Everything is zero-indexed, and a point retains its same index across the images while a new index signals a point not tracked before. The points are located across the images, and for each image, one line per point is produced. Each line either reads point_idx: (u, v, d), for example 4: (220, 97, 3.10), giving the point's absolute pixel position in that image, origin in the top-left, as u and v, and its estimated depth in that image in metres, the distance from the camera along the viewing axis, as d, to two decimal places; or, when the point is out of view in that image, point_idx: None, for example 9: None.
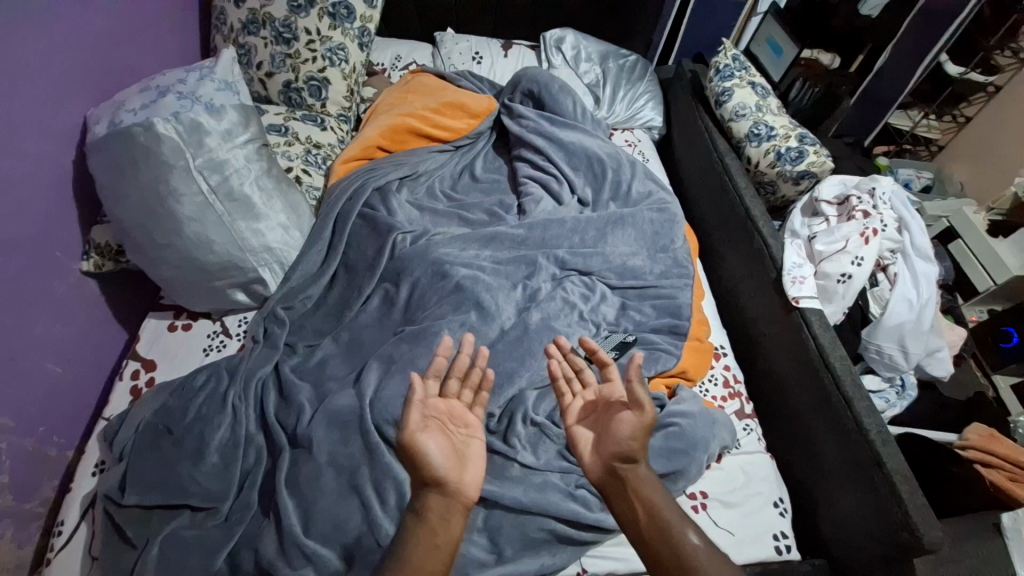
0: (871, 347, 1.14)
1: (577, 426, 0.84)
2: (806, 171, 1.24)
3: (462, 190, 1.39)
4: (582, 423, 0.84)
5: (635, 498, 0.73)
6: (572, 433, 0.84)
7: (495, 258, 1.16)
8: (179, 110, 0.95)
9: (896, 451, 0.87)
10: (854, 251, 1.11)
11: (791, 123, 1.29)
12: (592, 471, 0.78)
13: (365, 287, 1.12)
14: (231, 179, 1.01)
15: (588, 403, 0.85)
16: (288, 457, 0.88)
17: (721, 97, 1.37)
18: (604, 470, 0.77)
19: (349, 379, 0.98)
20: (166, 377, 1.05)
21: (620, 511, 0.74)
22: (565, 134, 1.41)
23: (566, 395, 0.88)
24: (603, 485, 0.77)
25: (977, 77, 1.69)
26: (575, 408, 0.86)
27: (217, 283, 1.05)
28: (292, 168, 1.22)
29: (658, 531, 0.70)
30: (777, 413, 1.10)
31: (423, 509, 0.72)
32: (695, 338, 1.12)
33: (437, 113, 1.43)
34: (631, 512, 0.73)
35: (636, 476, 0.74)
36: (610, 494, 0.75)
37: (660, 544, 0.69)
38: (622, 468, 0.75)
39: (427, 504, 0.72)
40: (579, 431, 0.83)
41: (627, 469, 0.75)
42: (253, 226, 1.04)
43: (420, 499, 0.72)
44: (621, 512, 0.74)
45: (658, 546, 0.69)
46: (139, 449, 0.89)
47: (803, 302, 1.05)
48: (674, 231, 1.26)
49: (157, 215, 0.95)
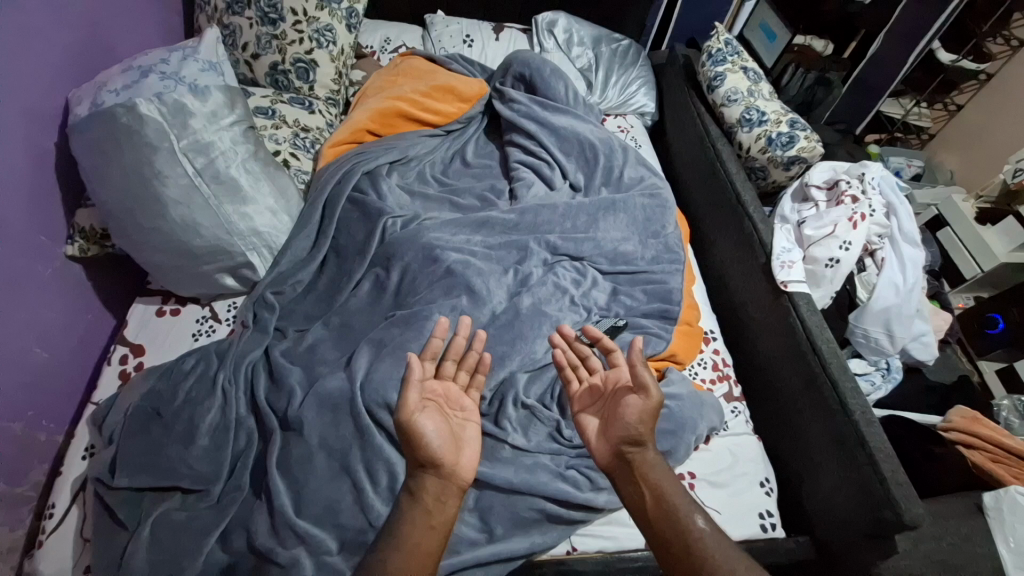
0: (858, 331, 1.14)
1: (584, 413, 0.86)
2: (796, 156, 1.24)
3: (453, 175, 1.37)
4: (590, 409, 0.86)
5: (642, 482, 0.75)
6: (579, 420, 0.86)
7: (486, 243, 1.16)
8: (163, 91, 0.93)
9: (880, 432, 0.88)
10: (842, 235, 1.10)
11: (782, 108, 1.28)
12: (600, 456, 0.81)
13: (356, 272, 1.11)
14: (217, 162, 0.99)
15: (595, 389, 0.87)
16: (279, 440, 0.88)
17: (714, 82, 1.36)
18: (613, 456, 0.79)
19: (340, 363, 0.97)
20: (155, 362, 1.04)
21: (627, 493, 0.76)
22: (556, 119, 1.40)
23: (573, 383, 0.91)
24: (610, 470, 0.79)
25: (969, 64, 1.68)
26: (582, 394, 0.88)
27: (205, 267, 1.04)
28: (279, 152, 1.20)
29: (664, 513, 0.72)
30: (764, 396, 1.11)
31: (419, 490, 0.73)
32: (684, 323, 1.13)
33: (428, 98, 1.41)
34: (639, 495, 0.75)
35: (643, 460, 0.77)
36: (618, 478, 0.78)
37: (668, 528, 0.71)
38: (630, 452, 0.78)
39: (423, 486, 0.73)
40: (586, 417, 0.85)
41: (635, 453, 0.77)
42: (241, 211, 1.03)
43: (415, 480, 0.73)
44: (628, 494, 0.76)
45: (664, 529, 0.71)
46: (129, 433, 0.88)
47: (791, 286, 1.05)
48: (665, 217, 1.26)
49: (141, 197, 0.93)
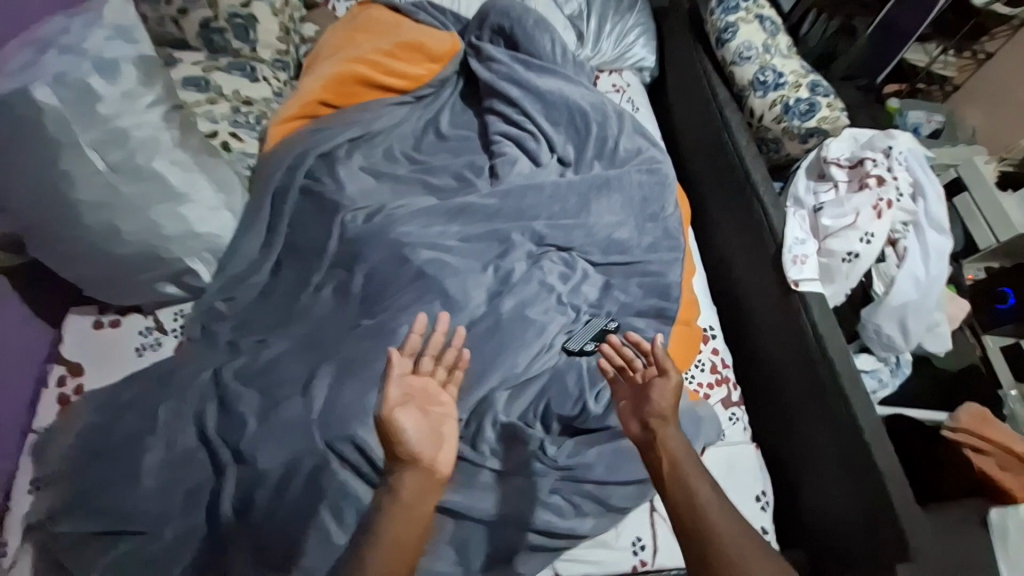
0: (869, 327, 1.01)
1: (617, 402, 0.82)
2: (815, 128, 1.09)
3: (425, 150, 1.20)
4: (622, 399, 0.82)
5: (659, 451, 0.72)
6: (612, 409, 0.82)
7: (463, 235, 1.04)
8: (66, 70, 0.76)
9: (888, 447, 0.82)
10: (864, 226, 0.98)
11: (801, 69, 1.14)
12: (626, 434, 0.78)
13: (315, 274, 0.99)
14: (137, 156, 0.84)
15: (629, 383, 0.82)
16: (233, 475, 0.81)
17: (724, 34, 1.20)
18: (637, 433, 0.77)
19: (300, 384, 0.88)
20: (96, 384, 0.94)
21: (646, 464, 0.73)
22: (541, 80, 1.22)
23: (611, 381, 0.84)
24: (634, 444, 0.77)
25: (1001, 9, 1.39)
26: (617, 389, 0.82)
27: (143, 277, 0.92)
28: (216, 133, 1.04)
29: (676, 480, 0.69)
30: (765, 401, 1.04)
31: (398, 486, 0.69)
32: (683, 322, 1.02)
33: (390, 57, 1.21)
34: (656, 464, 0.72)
35: (664, 435, 0.74)
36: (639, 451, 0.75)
37: (679, 495, 0.68)
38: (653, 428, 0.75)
39: (403, 482, 0.69)
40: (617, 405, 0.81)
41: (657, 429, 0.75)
42: (174, 211, 0.89)
43: (394, 475, 0.69)
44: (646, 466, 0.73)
45: (675, 494, 0.68)
46: (70, 471, 0.81)
47: (803, 285, 0.95)
48: (665, 196, 1.13)
49: (50, 203, 0.79)
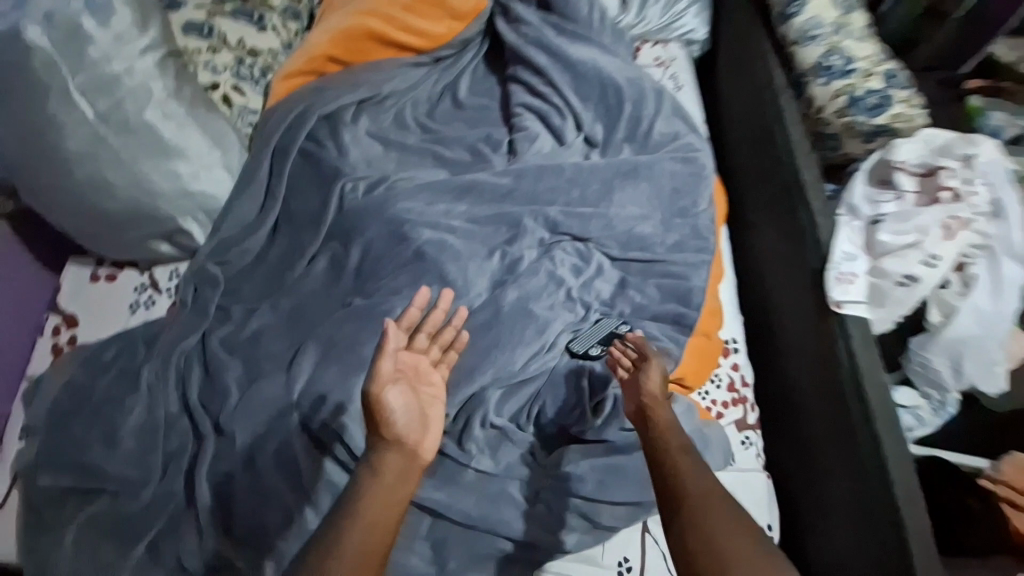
0: (916, 360, 0.91)
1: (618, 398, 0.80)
2: (884, 126, 0.97)
3: (440, 118, 1.10)
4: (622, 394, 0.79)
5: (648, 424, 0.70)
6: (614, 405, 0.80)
7: (470, 216, 0.95)
8: (54, 8, 0.72)
9: (925, 514, 0.70)
10: (927, 247, 0.85)
11: (873, 55, 1.01)
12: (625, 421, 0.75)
13: (310, 246, 0.93)
14: (125, 105, 0.79)
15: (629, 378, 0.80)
16: (210, 447, 0.78)
17: (789, 7, 1.04)
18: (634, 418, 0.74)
19: (284, 361, 0.83)
20: (88, 337, 0.91)
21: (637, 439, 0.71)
22: (573, 47, 1.10)
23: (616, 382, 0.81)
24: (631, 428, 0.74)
25: None
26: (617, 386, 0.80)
27: (134, 234, 0.87)
28: (217, 85, 0.98)
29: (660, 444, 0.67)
30: (787, 428, 0.94)
31: (379, 465, 0.62)
32: (701, 334, 0.92)
33: (409, 11, 1.10)
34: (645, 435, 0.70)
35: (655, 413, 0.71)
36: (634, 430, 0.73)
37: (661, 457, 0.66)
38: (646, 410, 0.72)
39: (383, 460, 0.62)
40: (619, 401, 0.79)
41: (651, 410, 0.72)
42: (166, 166, 0.84)
43: (374, 452, 0.62)
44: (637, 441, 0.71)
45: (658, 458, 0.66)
46: (51, 426, 0.79)
47: (846, 308, 0.83)
48: (699, 189, 1.01)
49: (37, 150, 0.76)
